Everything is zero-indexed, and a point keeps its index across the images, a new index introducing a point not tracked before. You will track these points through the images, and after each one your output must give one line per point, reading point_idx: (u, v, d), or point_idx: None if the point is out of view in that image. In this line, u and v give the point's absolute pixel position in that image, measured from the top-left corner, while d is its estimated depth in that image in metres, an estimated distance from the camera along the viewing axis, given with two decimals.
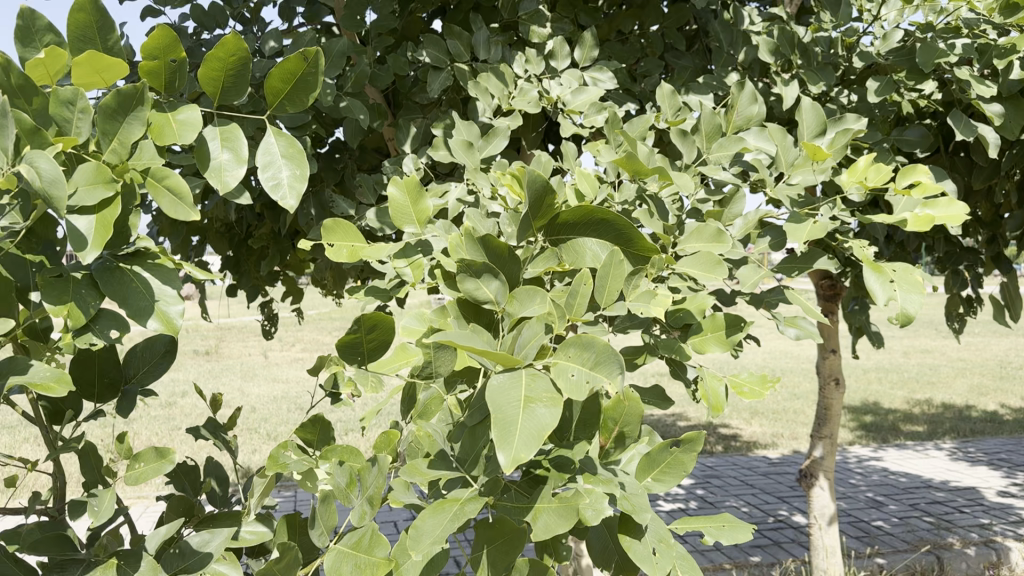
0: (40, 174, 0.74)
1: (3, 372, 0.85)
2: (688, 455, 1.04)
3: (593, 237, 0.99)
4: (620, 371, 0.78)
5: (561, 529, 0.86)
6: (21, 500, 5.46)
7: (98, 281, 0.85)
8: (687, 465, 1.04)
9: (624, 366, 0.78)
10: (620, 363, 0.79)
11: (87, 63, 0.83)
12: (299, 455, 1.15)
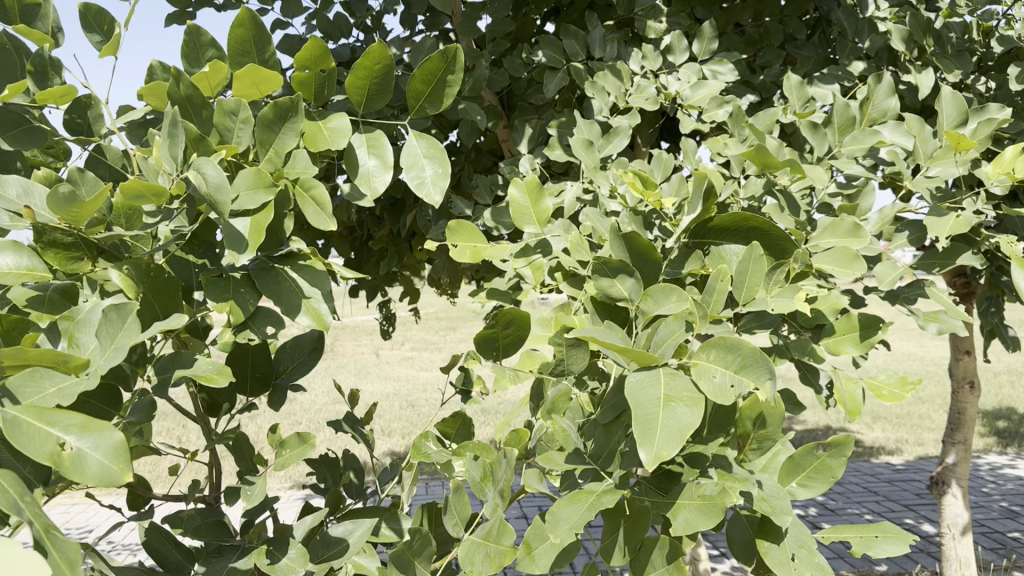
0: (207, 179, 0.85)
1: (169, 367, 0.93)
2: (835, 459, 1.03)
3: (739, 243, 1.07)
4: (768, 375, 0.79)
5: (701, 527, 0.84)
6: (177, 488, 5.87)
7: (257, 280, 0.98)
8: (835, 470, 1.03)
9: (774, 373, 0.79)
10: (768, 367, 0.80)
11: (246, 78, 0.95)
12: (436, 446, 1.19)
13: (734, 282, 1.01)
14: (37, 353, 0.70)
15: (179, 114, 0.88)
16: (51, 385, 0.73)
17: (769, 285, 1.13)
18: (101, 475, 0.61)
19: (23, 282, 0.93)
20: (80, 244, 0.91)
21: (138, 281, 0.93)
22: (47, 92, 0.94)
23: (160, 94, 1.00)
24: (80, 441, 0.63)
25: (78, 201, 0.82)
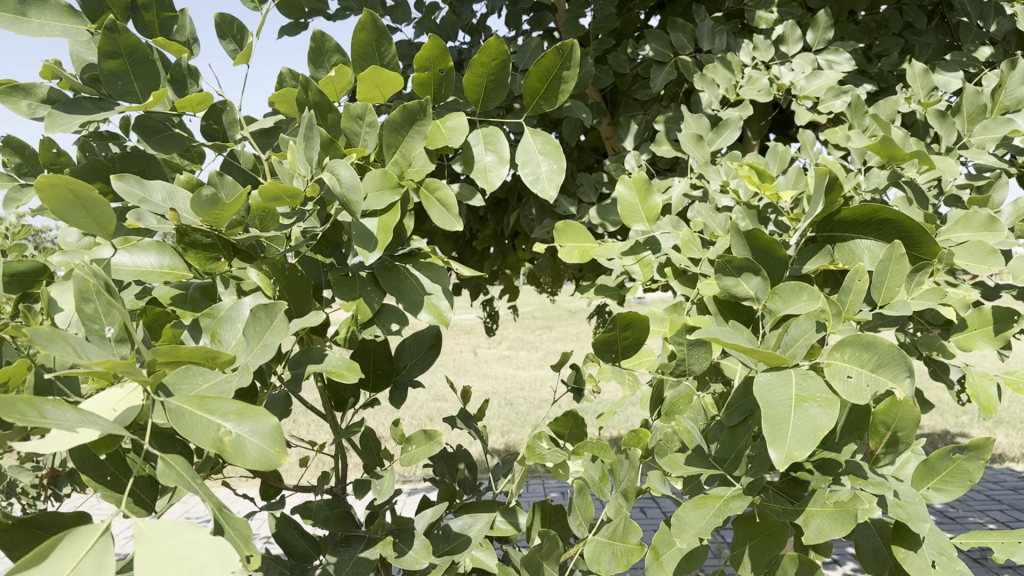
0: (341, 180, 0.88)
1: (302, 360, 0.97)
2: (975, 463, 0.98)
3: (872, 237, 1.02)
4: (909, 373, 0.77)
5: (833, 536, 0.82)
6: (306, 480, 6.16)
7: (381, 278, 1.01)
8: (973, 475, 0.98)
9: (913, 370, 0.76)
10: (907, 365, 0.77)
11: (370, 79, 0.98)
12: (550, 446, 1.19)
13: (871, 284, 0.98)
14: (189, 352, 0.74)
15: (314, 119, 0.91)
16: (203, 380, 0.78)
17: (910, 286, 1.06)
18: (261, 459, 0.67)
19: (167, 282, 0.98)
20: (218, 246, 0.96)
21: (275, 280, 0.99)
22: (185, 100, 0.99)
23: (290, 101, 1.05)
24: (239, 427, 0.68)
25: (220, 203, 0.86)
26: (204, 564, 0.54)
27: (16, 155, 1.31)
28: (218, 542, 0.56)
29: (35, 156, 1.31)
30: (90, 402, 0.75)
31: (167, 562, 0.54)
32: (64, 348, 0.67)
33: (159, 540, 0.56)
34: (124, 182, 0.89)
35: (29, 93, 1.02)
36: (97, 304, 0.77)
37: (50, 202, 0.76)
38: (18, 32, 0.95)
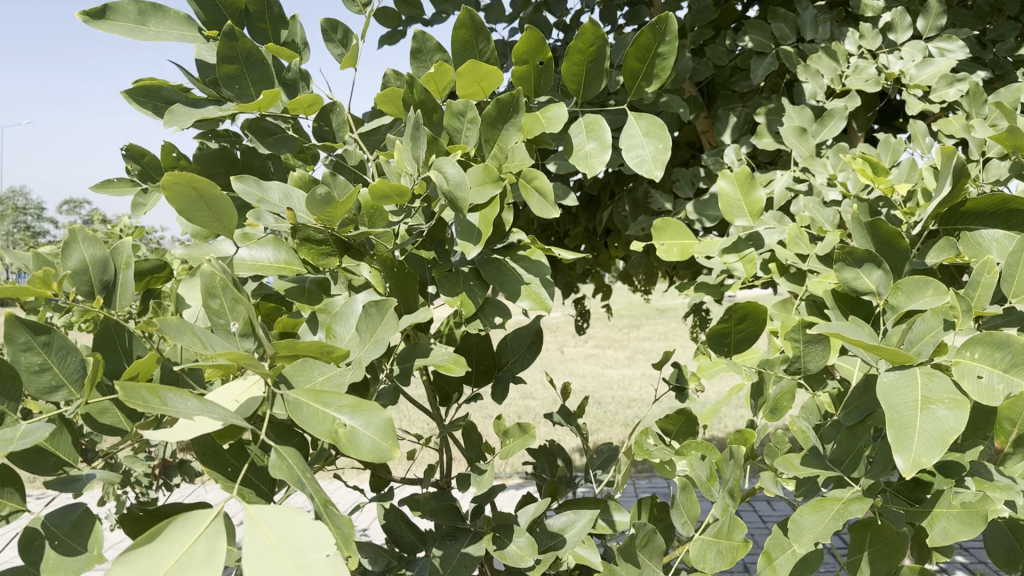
0: (448, 177, 0.89)
1: (409, 356, 1.00)
2: None
3: (1002, 229, 0.99)
4: None
5: (962, 538, 0.81)
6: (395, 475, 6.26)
7: (483, 271, 1.02)
8: None
9: None
10: None
11: (468, 75, 0.97)
12: (656, 442, 1.17)
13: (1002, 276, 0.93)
14: (306, 345, 0.77)
15: (420, 119, 0.92)
16: (321, 373, 0.79)
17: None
18: (373, 451, 0.66)
19: (282, 275, 1.02)
20: (329, 242, 0.98)
21: (385, 277, 1.01)
22: (296, 102, 1.01)
23: (394, 101, 1.05)
24: (353, 420, 0.69)
25: (332, 202, 0.87)
26: (304, 546, 0.53)
27: (136, 163, 1.36)
28: (317, 523, 0.55)
29: (156, 163, 1.36)
30: (217, 393, 0.81)
31: (269, 544, 0.54)
32: (191, 338, 0.70)
33: (263, 522, 0.55)
34: (243, 184, 0.92)
35: (156, 97, 1.05)
36: (223, 299, 0.81)
37: (175, 201, 0.78)
38: (136, 39, 0.99)
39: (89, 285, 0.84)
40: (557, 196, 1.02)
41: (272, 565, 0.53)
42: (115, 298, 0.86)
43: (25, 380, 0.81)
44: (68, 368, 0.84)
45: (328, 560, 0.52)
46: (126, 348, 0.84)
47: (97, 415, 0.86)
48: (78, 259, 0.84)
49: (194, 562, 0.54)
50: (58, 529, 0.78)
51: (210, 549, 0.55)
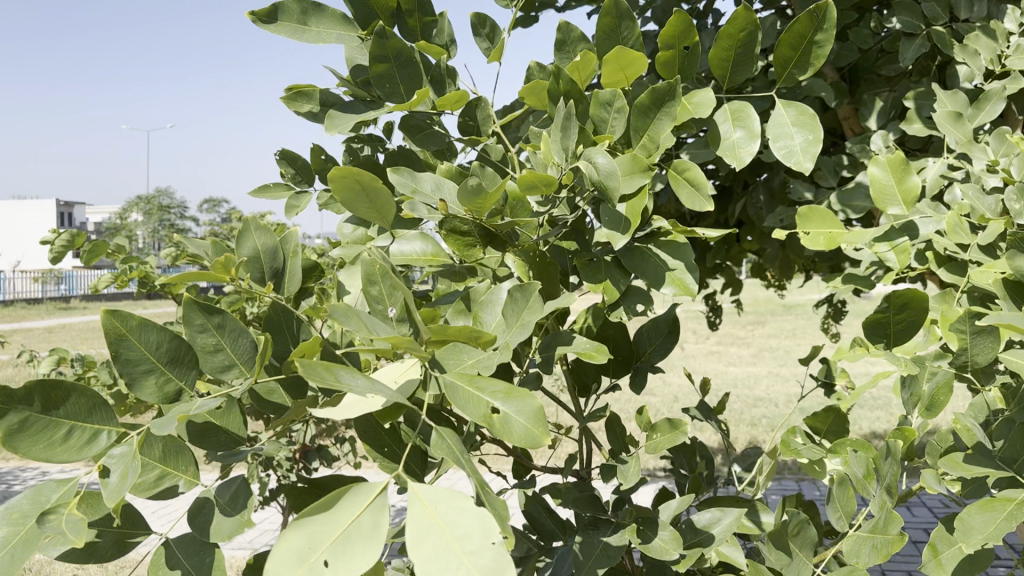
0: (598, 168, 0.88)
1: (552, 345, 1.00)
2: None
3: None
4: None
5: None
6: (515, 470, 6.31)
7: (624, 260, 1.00)
8: None
9: None
10: None
11: (615, 61, 0.97)
12: (806, 439, 1.13)
13: None
14: (456, 331, 0.79)
15: (571, 110, 0.91)
16: (470, 358, 0.80)
17: None
18: (525, 438, 0.69)
19: (431, 266, 1.07)
20: (474, 233, 1.00)
21: (529, 267, 1.02)
22: (446, 98, 1.03)
23: (539, 94, 1.05)
24: (506, 406, 0.71)
25: (483, 193, 0.88)
26: (469, 530, 0.55)
27: (290, 167, 1.45)
28: (480, 509, 0.56)
29: (307, 165, 1.45)
30: (382, 372, 0.86)
31: (435, 525, 0.56)
32: (362, 323, 0.72)
33: (429, 502, 0.58)
34: (399, 176, 0.95)
35: (311, 98, 1.11)
36: (382, 286, 0.85)
37: (342, 194, 0.82)
38: (299, 40, 1.04)
39: (260, 272, 0.91)
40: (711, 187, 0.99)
41: (437, 545, 0.55)
42: (284, 284, 0.94)
43: (202, 360, 0.86)
44: (239, 348, 0.88)
45: (493, 547, 0.53)
46: (292, 332, 0.92)
47: (265, 395, 0.91)
48: (251, 249, 0.91)
49: (364, 535, 0.57)
50: (221, 497, 0.85)
51: (377, 522, 0.57)
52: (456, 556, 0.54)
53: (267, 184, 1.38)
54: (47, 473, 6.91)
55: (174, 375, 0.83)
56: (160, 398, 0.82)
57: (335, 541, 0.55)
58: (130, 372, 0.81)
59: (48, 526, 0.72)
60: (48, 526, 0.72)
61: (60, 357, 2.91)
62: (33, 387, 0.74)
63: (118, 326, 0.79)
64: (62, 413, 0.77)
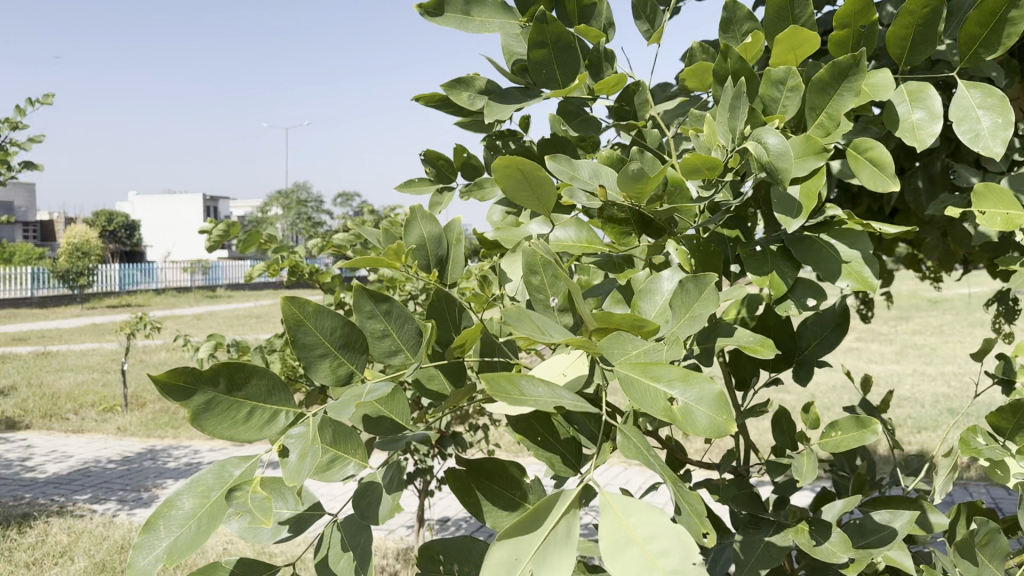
0: (768, 148, 0.84)
1: (710, 335, 0.94)
2: None
3: None
4: None
5: None
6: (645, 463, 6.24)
7: (794, 251, 0.95)
8: None
9: None
10: None
11: (787, 41, 0.92)
12: (987, 441, 1.06)
13: None
14: (621, 317, 0.77)
15: (740, 88, 0.88)
16: (634, 347, 0.77)
17: None
18: (709, 428, 0.65)
19: (585, 253, 1.06)
20: (631, 219, 0.98)
21: (691, 255, 1.00)
22: (601, 83, 1.01)
23: (702, 76, 1.05)
24: (685, 394, 0.69)
25: (644, 177, 0.84)
26: (669, 547, 0.55)
27: (432, 167, 1.46)
28: (677, 526, 0.56)
29: (450, 164, 1.45)
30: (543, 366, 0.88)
31: (632, 539, 0.57)
32: (534, 323, 0.71)
33: (624, 515, 0.58)
34: (558, 163, 0.93)
35: (470, 86, 1.12)
36: (544, 276, 0.83)
37: (503, 182, 0.81)
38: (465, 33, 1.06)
39: (427, 259, 0.94)
40: (895, 166, 0.94)
41: (637, 560, 0.56)
42: (448, 271, 0.96)
43: (371, 345, 0.89)
44: (404, 334, 0.91)
45: (695, 569, 0.54)
46: (454, 319, 0.95)
47: (426, 380, 0.95)
48: (418, 236, 0.94)
49: (558, 542, 0.58)
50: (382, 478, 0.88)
51: (570, 531, 0.59)
52: (659, 575, 0.54)
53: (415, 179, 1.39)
54: (198, 452, 7.35)
55: (345, 359, 0.86)
56: (334, 380, 0.86)
57: (537, 550, 0.57)
58: (306, 356, 0.84)
59: (234, 503, 0.75)
60: (234, 503, 0.75)
61: (217, 343, 3.08)
62: (220, 368, 0.77)
63: (296, 312, 0.82)
64: (246, 394, 0.80)
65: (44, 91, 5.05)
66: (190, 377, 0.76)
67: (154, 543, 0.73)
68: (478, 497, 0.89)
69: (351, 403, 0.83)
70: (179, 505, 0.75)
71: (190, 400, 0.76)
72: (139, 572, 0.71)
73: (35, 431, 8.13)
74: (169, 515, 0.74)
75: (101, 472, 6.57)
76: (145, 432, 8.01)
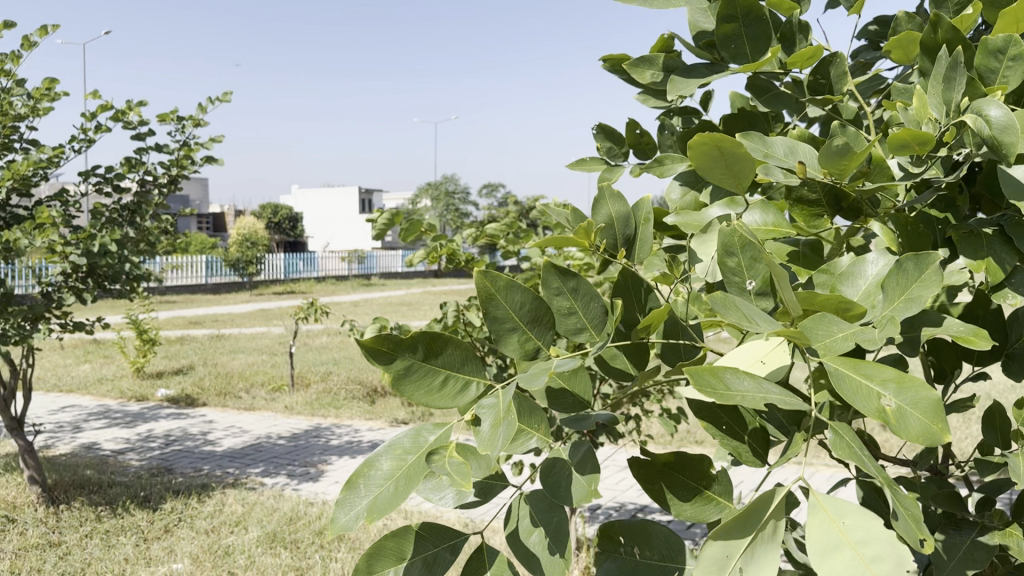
0: (991, 122, 0.78)
1: (913, 326, 0.88)
2: None
3: None
4: None
5: None
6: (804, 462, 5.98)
7: (1013, 238, 0.88)
8: None
9: None
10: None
11: (1012, 18, 0.89)
12: None
13: None
14: (827, 299, 0.74)
15: (960, 56, 0.85)
16: (840, 329, 0.73)
17: None
18: (923, 440, 0.61)
19: (771, 239, 0.99)
20: (824, 201, 0.95)
21: (898, 235, 0.96)
22: (796, 55, 0.99)
23: (908, 46, 1.01)
24: (899, 398, 0.63)
25: (848, 153, 0.80)
26: (884, 553, 0.54)
27: (606, 142, 1.51)
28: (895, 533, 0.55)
29: (623, 140, 1.50)
30: (741, 352, 0.85)
31: (844, 543, 0.56)
32: (743, 314, 0.68)
33: (837, 517, 0.57)
34: (751, 141, 0.90)
35: (653, 64, 1.17)
36: (741, 257, 0.81)
37: (698, 159, 0.79)
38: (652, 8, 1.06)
39: (614, 239, 0.98)
40: None
41: (848, 563, 0.55)
42: (635, 251, 0.99)
43: (558, 321, 0.89)
44: (590, 312, 0.91)
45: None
46: (640, 300, 0.96)
47: (608, 360, 0.97)
48: (607, 215, 0.99)
49: (767, 541, 0.58)
50: (572, 458, 0.88)
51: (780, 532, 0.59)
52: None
53: (588, 155, 1.42)
54: (357, 432, 7.69)
55: (533, 335, 0.87)
56: (521, 353, 0.87)
57: (746, 548, 0.58)
58: (496, 329, 0.86)
59: (433, 466, 0.77)
60: (433, 465, 0.77)
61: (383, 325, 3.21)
62: (418, 336, 0.80)
63: (489, 286, 0.84)
64: (442, 362, 0.83)
65: (225, 91, 5.43)
66: (391, 343, 0.79)
67: (355, 501, 0.76)
68: (662, 488, 0.87)
69: (542, 373, 0.83)
70: (379, 466, 0.79)
71: (391, 364, 0.79)
72: (342, 527, 0.75)
73: (210, 408, 8.78)
74: (370, 474, 0.78)
75: (269, 447, 7.01)
76: (310, 411, 8.47)
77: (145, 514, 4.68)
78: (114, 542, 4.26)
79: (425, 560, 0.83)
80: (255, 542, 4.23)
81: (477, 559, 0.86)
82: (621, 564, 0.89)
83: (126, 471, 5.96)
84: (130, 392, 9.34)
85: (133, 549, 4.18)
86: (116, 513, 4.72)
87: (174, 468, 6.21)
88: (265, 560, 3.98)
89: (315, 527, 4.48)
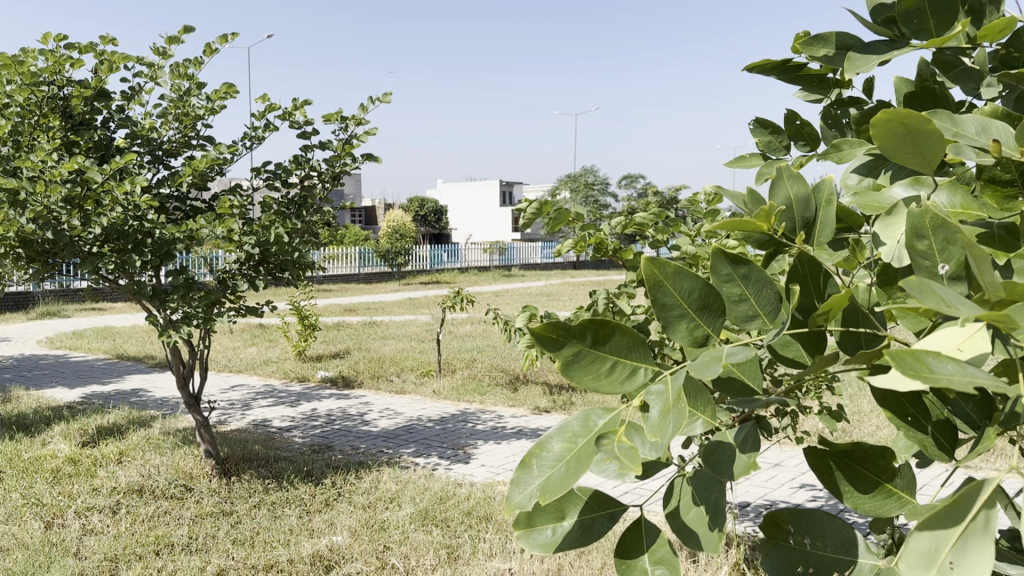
0: None
1: None
2: None
3: None
4: None
5: None
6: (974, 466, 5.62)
7: None
8: None
9: None
10: None
11: None
12: None
13: None
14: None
15: None
16: None
17: None
18: None
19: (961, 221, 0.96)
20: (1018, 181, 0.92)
21: None
22: (986, 28, 0.96)
23: None
24: None
25: None
26: None
27: (765, 134, 1.52)
28: None
29: (782, 130, 1.50)
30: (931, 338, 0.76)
31: None
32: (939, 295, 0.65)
33: None
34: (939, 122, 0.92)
35: (827, 43, 1.16)
36: (933, 240, 0.82)
37: (884, 139, 0.80)
38: None
39: (792, 222, 1.00)
40: None
41: None
42: (814, 235, 1.01)
43: (728, 309, 0.91)
44: (763, 299, 0.92)
45: None
46: (818, 287, 0.96)
47: (781, 346, 0.98)
48: (785, 197, 1.01)
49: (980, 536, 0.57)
50: (735, 440, 0.90)
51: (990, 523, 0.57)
52: None
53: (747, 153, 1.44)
54: (503, 418, 7.86)
55: (702, 321, 0.89)
56: (690, 341, 0.89)
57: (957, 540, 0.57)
58: (665, 316, 0.88)
59: (603, 449, 0.81)
60: (603, 449, 0.81)
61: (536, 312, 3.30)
62: (588, 326, 0.84)
63: (656, 274, 0.86)
64: (610, 348, 0.86)
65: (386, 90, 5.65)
66: (561, 330, 0.83)
67: (528, 480, 0.81)
68: (837, 476, 0.87)
69: (715, 363, 0.84)
70: (550, 447, 0.83)
71: (561, 351, 0.83)
72: (517, 504, 0.80)
73: (366, 389, 9.23)
74: (543, 456, 0.82)
75: (421, 429, 7.29)
76: (457, 396, 8.72)
77: (308, 488, 4.99)
78: (280, 512, 4.58)
79: (583, 521, 0.92)
80: (409, 519, 4.42)
81: (634, 534, 0.94)
82: (786, 554, 0.93)
83: (291, 446, 6.37)
84: (293, 373, 9.94)
85: (297, 520, 4.46)
86: (282, 485, 5.05)
87: (334, 445, 6.58)
88: (418, 536, 4.16)
89: (465, 507, 4.64)
